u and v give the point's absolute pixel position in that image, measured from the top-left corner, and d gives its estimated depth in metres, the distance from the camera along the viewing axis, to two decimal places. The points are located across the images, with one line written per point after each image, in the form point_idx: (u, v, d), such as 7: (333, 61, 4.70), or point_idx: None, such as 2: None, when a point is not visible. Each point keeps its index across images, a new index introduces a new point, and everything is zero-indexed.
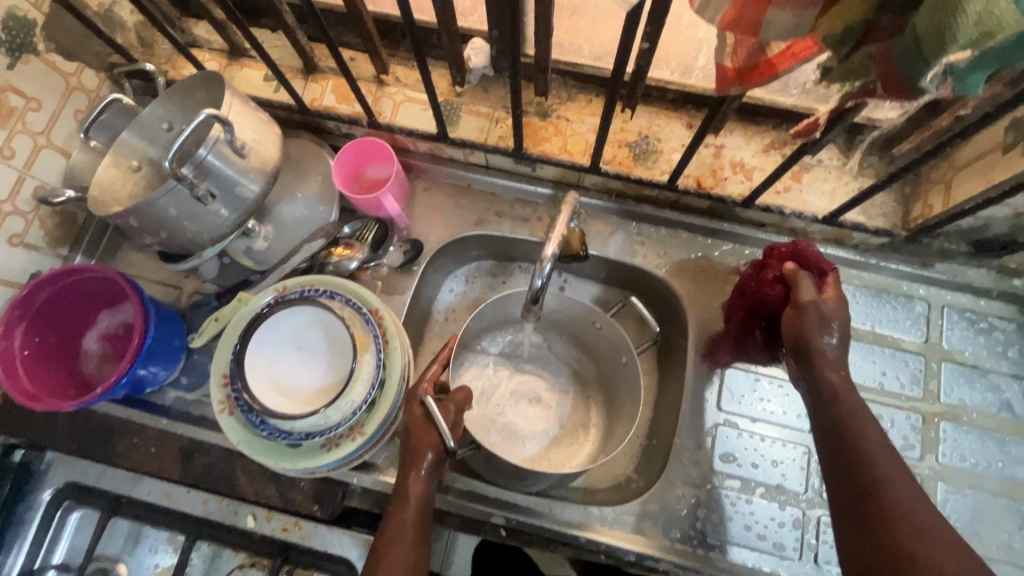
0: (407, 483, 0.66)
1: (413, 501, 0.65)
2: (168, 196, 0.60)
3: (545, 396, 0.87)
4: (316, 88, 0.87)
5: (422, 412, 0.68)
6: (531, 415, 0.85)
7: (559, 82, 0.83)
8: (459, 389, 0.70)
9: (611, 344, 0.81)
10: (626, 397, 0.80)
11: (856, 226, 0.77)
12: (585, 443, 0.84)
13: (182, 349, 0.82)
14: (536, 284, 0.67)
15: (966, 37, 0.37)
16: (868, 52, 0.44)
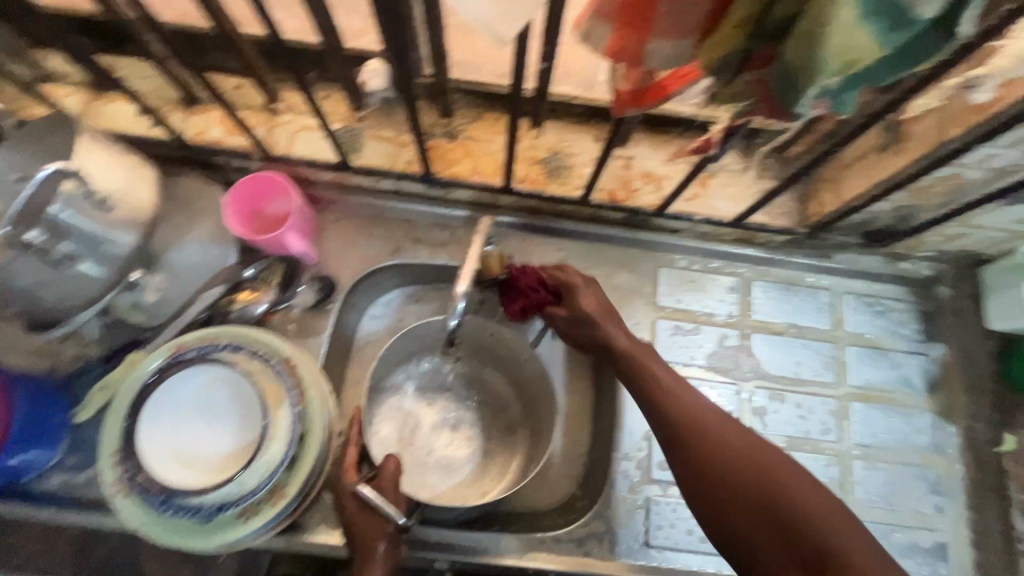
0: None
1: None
2: (16, 264, 0.52)
3: (463, 415, 0.84)
4: (199, 121, 0.79)
5: (359, 505, 0.65)
6: (450, 440, 0.82)
7: (464, 101, 0.81)
8: (388, 460, 0.67)
9: (516, 355, 0.79)
10: (541, 411, 0.79)
11: (761, 227, 0.80)
12: (511, 455, 0.82)
13: (65, 426, 0.72)
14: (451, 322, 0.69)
15: (831, 70, 0.40)
16: (748, 78, 0.47)
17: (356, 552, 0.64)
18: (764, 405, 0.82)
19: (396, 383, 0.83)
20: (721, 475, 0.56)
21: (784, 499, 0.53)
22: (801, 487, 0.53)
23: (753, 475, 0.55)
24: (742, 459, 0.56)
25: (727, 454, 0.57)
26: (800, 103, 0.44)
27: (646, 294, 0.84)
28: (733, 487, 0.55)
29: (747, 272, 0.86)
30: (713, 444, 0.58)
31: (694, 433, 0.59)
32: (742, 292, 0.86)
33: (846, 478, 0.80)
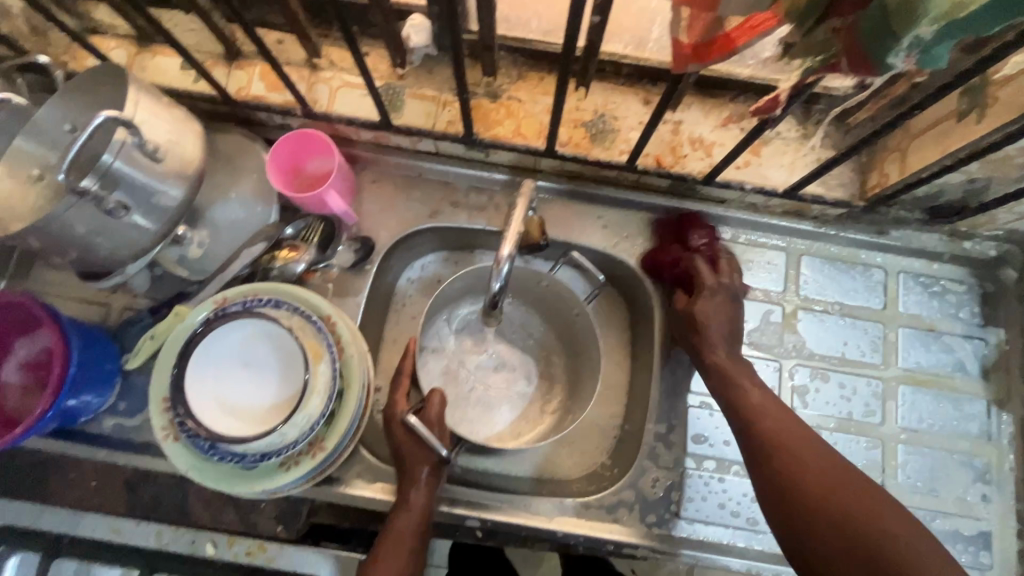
0: (408, 492, 0.67)
1: (411, 517, 0.66)
2: (72, 213, 0.53)
3: (507, 359, 0.85)
4: (241, 76, 0.79)
5: (408, 432, 0.69)
6: (494, 382, 0.83)
7: (508, 60, 0.78)
8: (435, 394, 0.70)
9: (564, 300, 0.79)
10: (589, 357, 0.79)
11: (815, 199, 0.76)
12: (550, 404, 0.83)
13: (116, 374, 0.75)
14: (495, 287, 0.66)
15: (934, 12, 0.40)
16: (832, 26, 0.45)
17: (402, 472, 0.68)
18: (805, 385, 0.79)
19: (439, 320, 0.84)
20: (811, 488, 0.59)
21: (856, 516, 0.56)
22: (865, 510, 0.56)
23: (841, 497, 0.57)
24: (819, 475, 0.59)
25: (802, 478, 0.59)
26: (893, 54, 0.43)
27: None
28: (817, 509, 0.57)
29: (795, 246, 0.83)
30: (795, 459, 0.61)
31: (779, 451, 0.62)
32: (788, 267, 0.83)
33: (888, 462, 0.77)
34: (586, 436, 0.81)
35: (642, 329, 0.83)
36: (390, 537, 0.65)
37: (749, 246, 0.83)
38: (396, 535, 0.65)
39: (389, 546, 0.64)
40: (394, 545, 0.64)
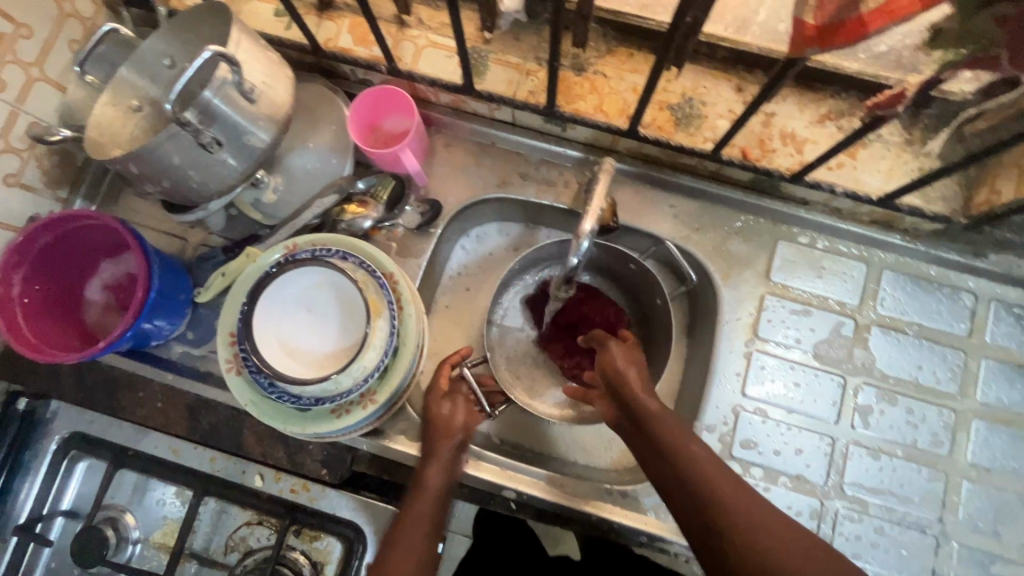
0: (426, 465, 0.69)
1: (430, 493, 0.68)
2: (170, 143, 0.55)
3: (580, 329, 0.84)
4: (331, 27, 0.79)
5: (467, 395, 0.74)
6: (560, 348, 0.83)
7: (599, 32, 0.75)
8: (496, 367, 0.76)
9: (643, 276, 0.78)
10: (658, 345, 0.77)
11: (912, 210, 0.71)
12: None
13: (187, 304, 0.79)
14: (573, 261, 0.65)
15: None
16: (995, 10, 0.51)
17: (426, 444, 0.70)
18: (870, 405, 0.75)
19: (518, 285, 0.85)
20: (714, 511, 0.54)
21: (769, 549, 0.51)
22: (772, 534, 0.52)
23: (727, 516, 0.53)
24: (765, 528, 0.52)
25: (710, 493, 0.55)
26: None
27: (758, 267, 0.79)
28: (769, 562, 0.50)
29: (877, 259, 0.78)
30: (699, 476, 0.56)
31: (675, 452, 0.58)
32: (867, 280, 0.78)
33: (949, 497, 0.73)
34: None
35: (700, 325, 0.81)
36: (408, 509, 0.67)
37: (827, 253, 0.79)
38: (415, 501, 0.67)
39: (406, 518, 0.66)
40: (411, 515, 0.66)
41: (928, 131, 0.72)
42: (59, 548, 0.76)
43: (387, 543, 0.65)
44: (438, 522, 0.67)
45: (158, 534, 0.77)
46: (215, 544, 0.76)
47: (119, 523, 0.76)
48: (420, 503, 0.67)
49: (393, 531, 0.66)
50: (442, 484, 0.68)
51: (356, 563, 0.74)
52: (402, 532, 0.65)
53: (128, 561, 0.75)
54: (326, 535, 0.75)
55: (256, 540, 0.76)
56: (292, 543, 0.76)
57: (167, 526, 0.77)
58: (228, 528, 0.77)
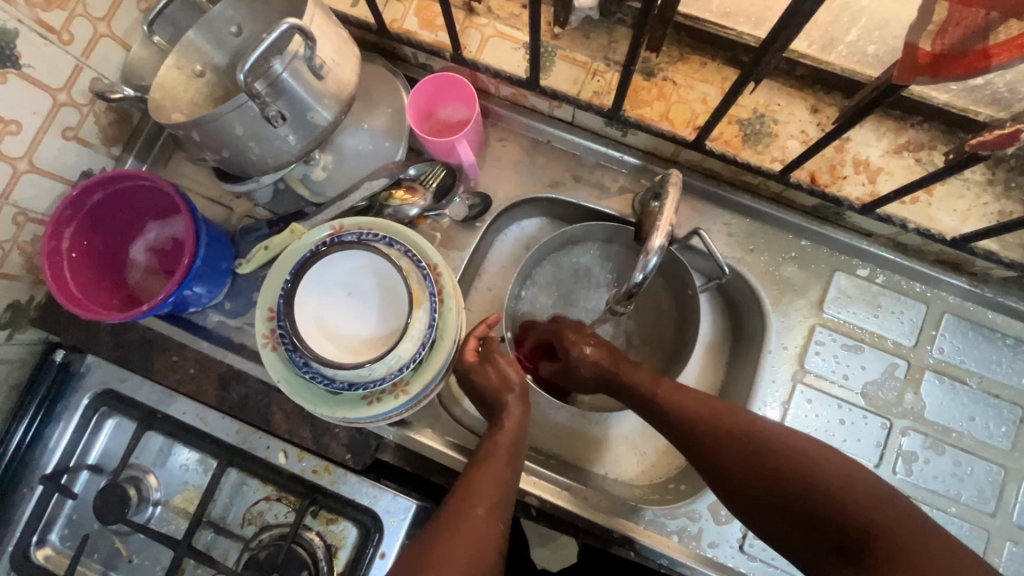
0: (504, 410, 0.68)
1: (501, 449, 0.65)
2: (235, 114, 0.54)
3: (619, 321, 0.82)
4: (397, 9, 0.78)
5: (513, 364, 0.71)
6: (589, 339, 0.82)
7: (672, 37, 0.73)
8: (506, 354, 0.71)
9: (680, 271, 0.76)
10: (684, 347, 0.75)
11: (986, 255, 0.68)
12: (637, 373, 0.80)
13: (228, 274, 0.79)
14: (635, 278, 0.61)
15: None
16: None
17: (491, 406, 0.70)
18: (914, 452, 0.73)
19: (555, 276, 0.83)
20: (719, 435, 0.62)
21: (824, 482, 0.55)
22: (824, 464, 0.56)
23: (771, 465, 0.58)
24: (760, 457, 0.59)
25: (748, 459, 0.59)
26: None
27: (811, 296, 0.76)
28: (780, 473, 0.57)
29: (939, 301, 0.75)
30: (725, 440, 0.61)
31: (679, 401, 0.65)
32: (925, 322, 0.75)
33: (989, 558, 0.70)
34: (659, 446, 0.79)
35: (744, 352, 0.79)
36: (489, 449, 0.65)
37: (886, 289, 0.76)
38: (490, 446, 0.65)
39: (486, 456, 0.64)
40: (492, 453, 0.65)
41: (1012, 173, 0.68)
42: (82, 501, 0.77)
43: (468, 479, 0.62)
44: (515, 468, 0.65)
45: (178, 499, 0.77)
46: (232, 514, 0.76)
47: (141, 483, 0.77)
48: (482, 471, 0.63)
49: (472, 468, 0.64)
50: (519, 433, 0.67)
51: (370, 551, 0.72)
52: (482, 467, 0.63)
53: (147, 522, 0.76)
54: (343, 519, 0.75)
55: (274, 515, 0.76)
56: (309, 522, 0.75)
57: (188, 492, 0.77)
58: (246, 500, 0.77)
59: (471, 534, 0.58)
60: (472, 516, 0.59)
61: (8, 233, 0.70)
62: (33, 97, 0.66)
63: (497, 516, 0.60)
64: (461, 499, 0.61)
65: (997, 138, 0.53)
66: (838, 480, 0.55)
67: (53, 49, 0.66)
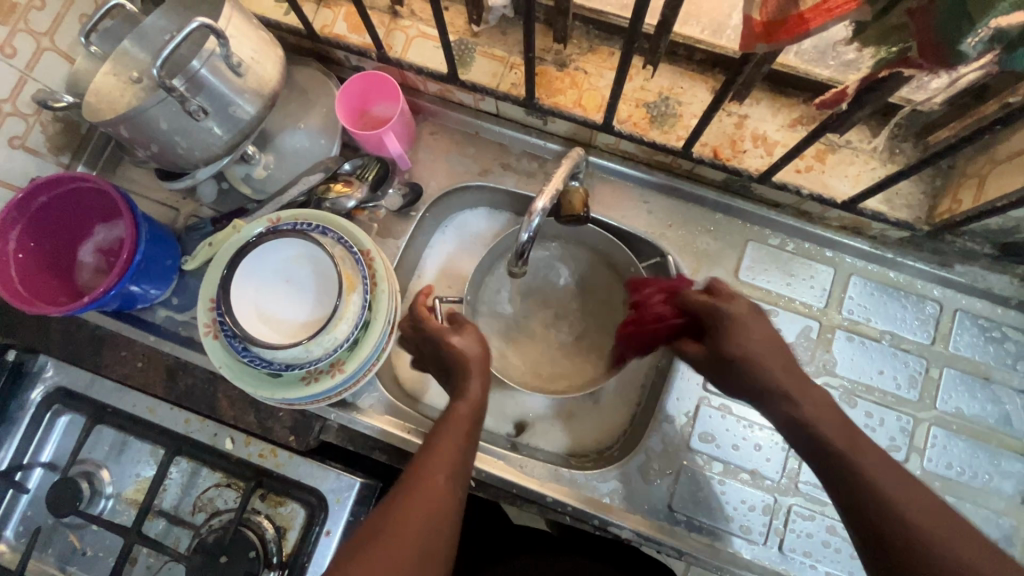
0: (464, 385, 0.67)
1: (462, 422, 0.65)
2: (159, 108, 0.59)
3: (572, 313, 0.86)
4: (327, 15, 0.82)
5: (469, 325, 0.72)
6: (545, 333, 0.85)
7: (581, 31, 0.78)
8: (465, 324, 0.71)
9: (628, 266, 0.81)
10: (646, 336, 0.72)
11: (876, 216, 0.73)
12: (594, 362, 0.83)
13: (174, 270, 0.83)
14: (522, 238, 0.66)
15: None
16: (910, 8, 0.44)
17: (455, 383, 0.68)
18: None
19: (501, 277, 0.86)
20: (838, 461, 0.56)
21: (937, 547, 0.50)
22: (939, 531, 0.51)
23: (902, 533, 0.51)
24: (877, 494, 0.53)
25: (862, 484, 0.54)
26: None
27: (727, 264, 0.80)
28: (894, 523, 0.52)
29: (846, 264, 0.80)
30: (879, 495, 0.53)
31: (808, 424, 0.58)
32: (834, 284, 0.80)
33: None
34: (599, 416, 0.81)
35: None
36: (449, 422, 0.65)
37: (796, 255, 0.81)
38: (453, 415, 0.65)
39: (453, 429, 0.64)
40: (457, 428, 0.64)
41: (896, 140, 0.73)
42: (36, 496, 0.79)
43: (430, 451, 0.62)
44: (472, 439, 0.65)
45: (130, 490, 0.79)
46: (184, 503, 0.79)
47: (94, 477, 0.79)
48: (445, 432, 0.64)
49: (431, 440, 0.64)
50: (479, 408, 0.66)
51: (316, 529, 0.75)
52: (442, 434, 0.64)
53: (100, 514, 0.78)
54: (290, 501, 0.77)
55: (223, 501, 0.78)
56: (257, 506, 0.78)
57: (139, 483, 0.79)
58: (197, 488, 0.79)
59: (427, 504, 0.58)
60: (426, 482, 0.59)
61: None
62: None
63: (456, 485, 0.61)
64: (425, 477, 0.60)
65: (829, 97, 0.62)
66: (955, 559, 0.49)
67: None
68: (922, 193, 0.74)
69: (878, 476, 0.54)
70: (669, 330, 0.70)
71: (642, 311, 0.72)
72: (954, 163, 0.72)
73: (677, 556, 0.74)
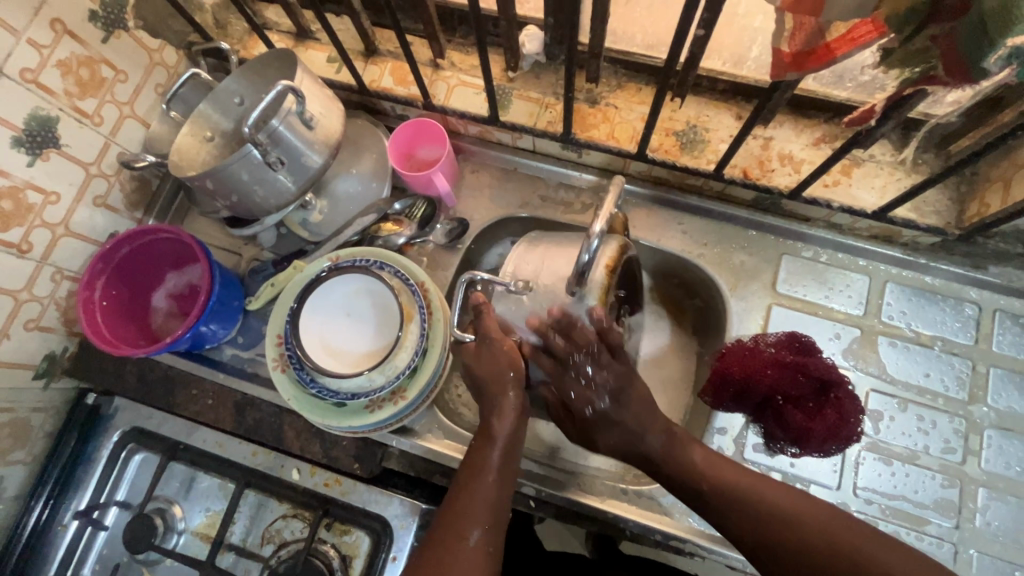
0: (494, 422, 0.69)
1: (497, 439, 0.68)
2: (241, 162, 0.65)
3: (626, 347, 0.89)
4: (375, 70, 0.90)
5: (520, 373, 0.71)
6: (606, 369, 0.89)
7: (610, 70, 0.85)
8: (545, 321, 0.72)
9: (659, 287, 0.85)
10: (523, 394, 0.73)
11: (907, 223, 0.76)
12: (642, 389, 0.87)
13: (239, 311, 0.88)
14: (582, 258, 0.64)
15: None
16: (931, 33, 0.48)
17: (493, 398, 0.70)
18: (880, 410, 0.78)
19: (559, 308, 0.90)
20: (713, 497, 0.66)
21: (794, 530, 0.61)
22: (796, 520, 0.61)
23: (782, 537, 0.61)
24: (740, 509, 0.64)
25: (731, 493, 0.65)
26: None
27: (764, 278, 0.84)
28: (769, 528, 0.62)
29: (880, 271, 0.83)
30: (746, 505, 0.64)
31: (692, 477, 0.67)
32: (871, 292, 0.82)
33: (964, 504, 0.74)
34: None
35: (713, 339, 0.86)
36: (478, 442, 0.69)
37: (831, 266, 0.84)
38: (480, 464, 0.67)
39: (472, 481, 0.66)
40: (476, 476, 0.66)
41: (917, 151, 0.77)
42: (112, 534, 0.83)
43: (455, 500, 0.65)
44: (506, 483, 0.67)
45: (201, 525, 0.82)
46: (253, 536, 0.81)
47: (167, 514, 0.82)
48: (472, 459, 0.68)
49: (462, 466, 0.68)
50: (506, 424, 0.69)
51: (382, 556, 0.77)
52: (471, 456, 0.68)
53: (173, 549, 0.81)
54: (355, 529, 0.80)
55: (290, 532, 0.81)
56: (324, 536, 0.80)
57: (210, 517, 0.82)
58: (265, 520, 0.82)
59: (458, 513, 0.64)
60: (455, 503, 0.65)
61: (46, 290, 0.79)
62: (70, 171, 0.78)
63: (491, 491, 0.65)
64: (454, 532, 0.62)
65: (855, 115, 0.64)
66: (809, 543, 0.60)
67: (87, 130, 0.79)
68: (948, 200, 0.77)
69: (726, 496, 0.65)
70: (778, 361, 0.75)
71: (805, 375, 0.75)
72: (976, 170, 0.76)
73: (741, 568, 0.74)
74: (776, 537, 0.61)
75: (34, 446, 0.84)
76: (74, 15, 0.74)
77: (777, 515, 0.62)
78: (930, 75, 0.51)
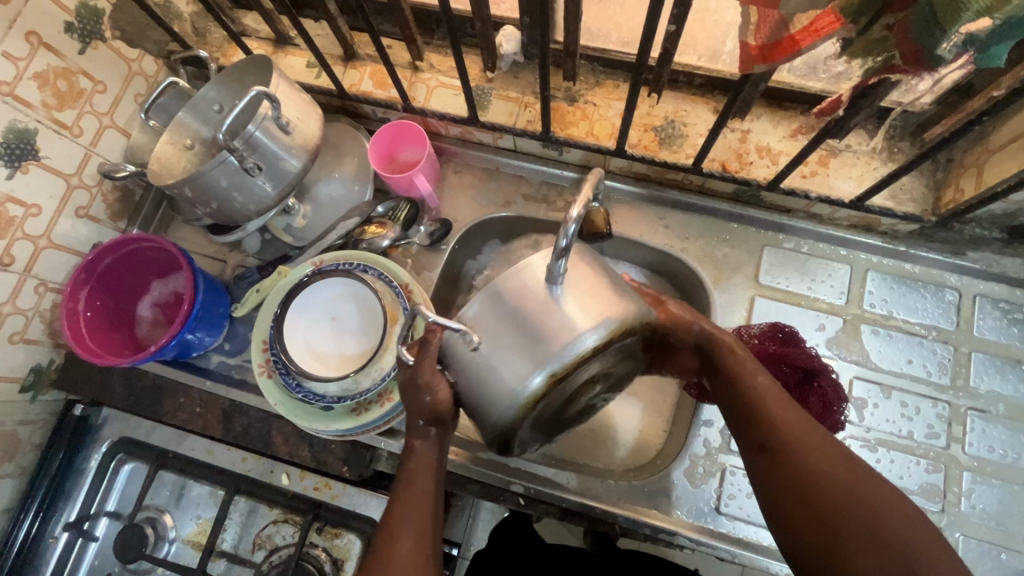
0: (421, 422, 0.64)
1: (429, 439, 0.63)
2: (218, 169, 0.66)
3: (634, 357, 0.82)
4: (354, 74, 0.90)
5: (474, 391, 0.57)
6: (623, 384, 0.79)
7: (587, 68, 0.85)
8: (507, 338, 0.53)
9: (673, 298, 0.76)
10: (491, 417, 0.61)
11: (884, 211, 0.77)
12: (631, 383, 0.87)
13: (225, 318, 0.88)
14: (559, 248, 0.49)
15: None
16: (887, 22, 0.49)
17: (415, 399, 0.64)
18: (864, 398, 0.78)
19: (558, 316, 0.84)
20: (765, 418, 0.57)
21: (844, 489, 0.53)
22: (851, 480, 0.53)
23: (830, 487, 0.53)
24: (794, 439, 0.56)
25: (788, 421, 0.57)
26: None
27: (747, 271, 0.84)
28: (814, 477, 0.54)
29: (862, 260, 0.83)
30: (799, 440, 0.56)
31: (746, 390, 0.59)
32: (852, 281, 0.83)
33: (950, 488, 0.75)
34: (637, 432, 0.84)
35: None
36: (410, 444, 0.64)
37: (812, 256, 0.84)
38: (412, 467, 0.62)
39: (406, 483, 0.61)
40: (411, 480, 0.61)
41: (893, 140, 0.78)
42: (103, 545, 0.83)
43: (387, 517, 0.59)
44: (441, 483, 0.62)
45: (192, 533, 0.82)
46: (244, 542, 0.81)
47: (158, 523, 0.82)
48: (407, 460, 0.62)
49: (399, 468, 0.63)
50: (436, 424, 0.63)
51: None
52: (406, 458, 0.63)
53: (165, 558, 0.81)
54: (346, 532, 0.80)
55: (282, 537, 0.81)
56: (315, 540, 0.80)
57: (200, 525, 0.82)
58: (256, 526, 0.82)
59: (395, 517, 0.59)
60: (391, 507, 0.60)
61: (30, 302, 0.79)
62: (51, 183, 0.78)
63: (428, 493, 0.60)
64: (388, 535, 0.58)
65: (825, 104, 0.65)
66: (859, 502, 0.52)
67: (66, 141, 0.79)
68: (925, 187, 0.78)
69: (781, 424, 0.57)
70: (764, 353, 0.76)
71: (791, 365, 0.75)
72: (951, 157, 0.77)
73: (732, 560, 0.74)
74: (821, 489, 0.53)
75: (23, 459, 0.84)
76: (49, 26, 0.74)
77: (832, 468, 0.54)
78: (892, 63, 0.51)
